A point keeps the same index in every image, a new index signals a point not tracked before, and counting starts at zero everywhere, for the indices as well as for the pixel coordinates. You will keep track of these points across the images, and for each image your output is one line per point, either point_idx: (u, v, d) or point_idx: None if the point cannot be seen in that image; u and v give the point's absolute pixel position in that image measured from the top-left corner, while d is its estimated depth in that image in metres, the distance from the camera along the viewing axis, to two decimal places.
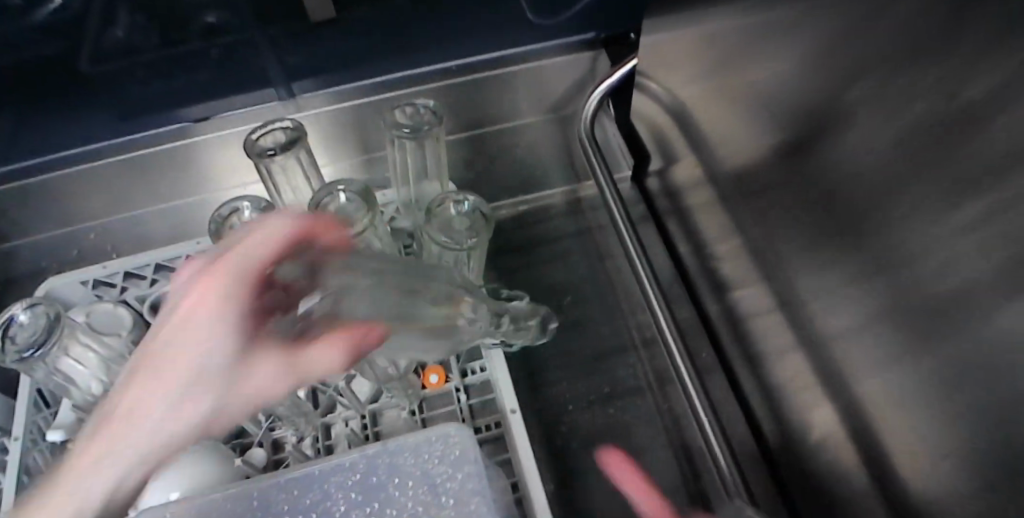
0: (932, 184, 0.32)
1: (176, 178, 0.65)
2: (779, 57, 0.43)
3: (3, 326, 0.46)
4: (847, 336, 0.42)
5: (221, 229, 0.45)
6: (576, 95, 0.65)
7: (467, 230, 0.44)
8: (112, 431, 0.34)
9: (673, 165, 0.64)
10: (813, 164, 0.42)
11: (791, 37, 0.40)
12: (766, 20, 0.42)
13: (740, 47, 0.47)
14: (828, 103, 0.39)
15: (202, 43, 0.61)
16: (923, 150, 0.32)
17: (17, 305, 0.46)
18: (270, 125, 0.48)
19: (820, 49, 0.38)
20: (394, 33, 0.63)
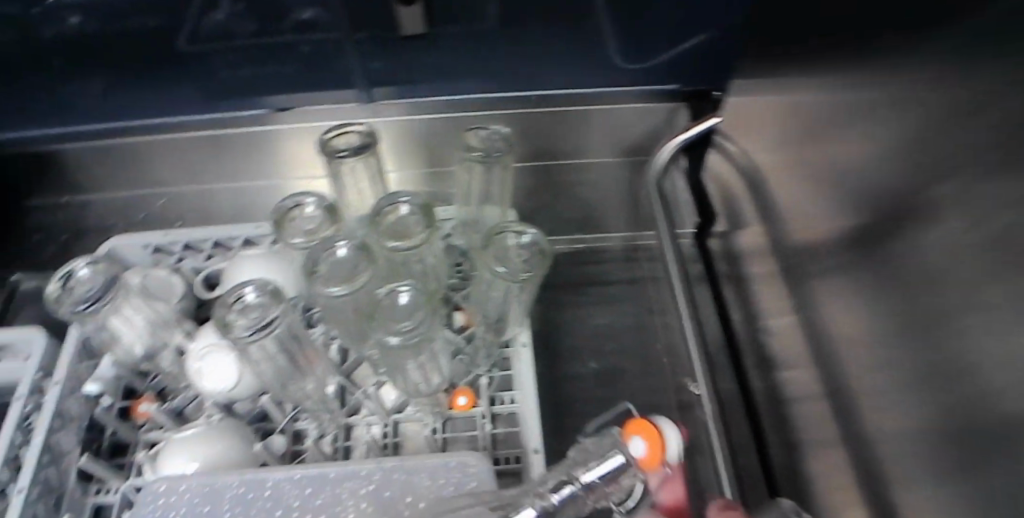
0: (1011, 297, 0.29)
1: (248, 160, 0.67)
2: (870, 136, 0.41)
3: (63, 278, 0.48)
4: (899, 441, 0.40)
5: (285, 218, 0.46)
6: (652, 142, 0.66)
7: (528, 266, 0.44)
8: None
9: (739, 230, 0.62)
10: (893, 252, 0.40)
11: (889, 118, 0.39)
12: (864, 98, 0.41)
13: (829, 122, 0.46)
14: (913, 194, 0.37)
15: (292, 36, 0.62)
16: (1008, 260, 0.30)
17: (79, 260, 0.48)
18: (347, 126, 0.49)
19: (915, 137, 0.36)
20: (479, 56, 0.64)
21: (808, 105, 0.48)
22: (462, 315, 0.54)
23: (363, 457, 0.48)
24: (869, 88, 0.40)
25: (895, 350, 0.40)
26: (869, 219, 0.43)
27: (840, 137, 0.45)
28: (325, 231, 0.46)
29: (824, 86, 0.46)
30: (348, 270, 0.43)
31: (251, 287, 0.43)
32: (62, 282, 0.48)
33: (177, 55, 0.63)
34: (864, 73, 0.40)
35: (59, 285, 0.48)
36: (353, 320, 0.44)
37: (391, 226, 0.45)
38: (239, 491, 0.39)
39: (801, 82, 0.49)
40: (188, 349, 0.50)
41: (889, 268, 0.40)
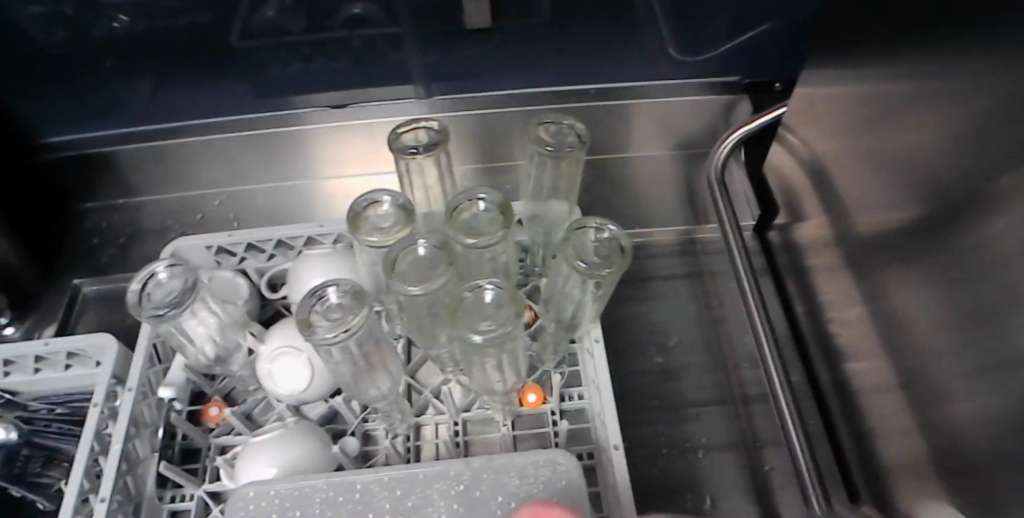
0: None
1: (303, 160, 0.67)
2: (948, 122, 0.40)
3: (144, 281, 0.46)
4: (982, 433, 0.39)
5: (359, 216, 0.45)
6: (708, 137, 0.67)
7: (610, 260, 0.42)
8: None
9: (799, 222, 0.61)
10: (970, 241, 0.39)
11: (975, 99, 0.38)
12: (947, 83, 0.40)
13: (902, 109, 0.45)
14: (999, 179, 0.36)
15: (345, 33, 0.61)
16: None
17: (160, 263, 0.46)
18: (417, 122, 0.48)
19: (1002, 119, 0.36)
20: (533, 52, 0.63)
21: (880, 92, 0.47)
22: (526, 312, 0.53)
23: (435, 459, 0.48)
24: (955, 77, 0.39)
25: (981, 339, 0.38)
26: (946, 206, 0.41)
27: (918, 124, 0.43)
28: (397, 231, 0.44)
29: (904, 75, 0.44)
30: (426, 269, 0.42)
31: (333, 287, 0.42)
32: (143, 284, 0.46)
33: (226, 52, 0.62)
34: (949, 59, 0.40)
35: (138, 288, 0.45)
36: (438, 316, 0.44)
37: (468, 223, 0.44)
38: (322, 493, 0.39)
39: (878, 67, 0.47)
40: (259, 351, 0.50)
41: (973, 259, 0.39)
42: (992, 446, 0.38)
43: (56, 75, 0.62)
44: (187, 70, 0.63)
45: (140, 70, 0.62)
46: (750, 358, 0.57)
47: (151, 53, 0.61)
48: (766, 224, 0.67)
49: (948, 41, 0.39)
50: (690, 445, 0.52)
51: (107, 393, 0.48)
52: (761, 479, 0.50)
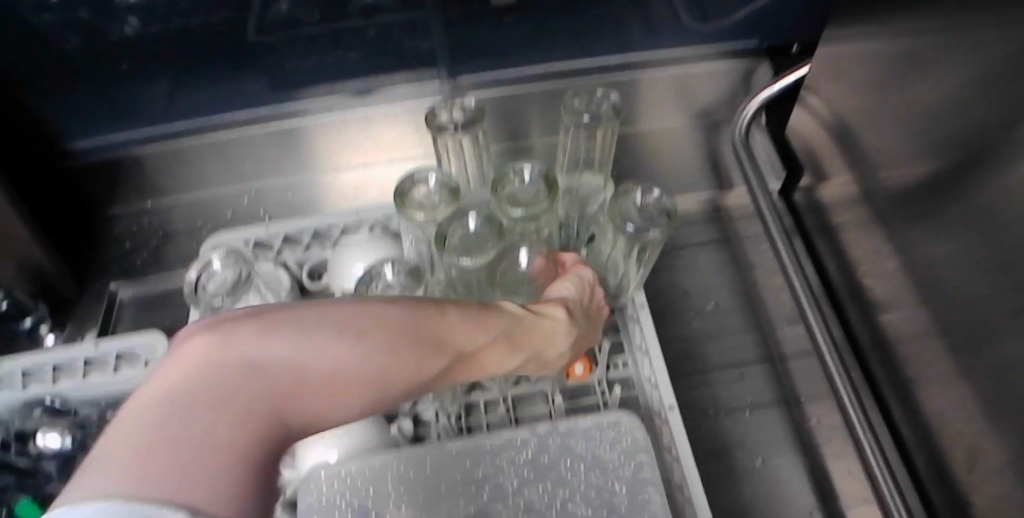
0: None
1: (327, 152, 0.68)
2: (968, 74, 0.41)
3: (201, 269, 0.50)
4: (1015, 374, 0.40)
5: (406, 195, 0.46)
6: (726, 102, 0.67)
7: (658, 223, 0.43)
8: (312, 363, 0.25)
9: (824, 182, 0.62)
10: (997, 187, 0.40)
11: (996, 49, 0.39)
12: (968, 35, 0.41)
13: (920, 64, 0.46)
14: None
15: (362, 22, 0.61)
16: None
17: (215, 253, 0.50)
18: (452, 101, 0.49)
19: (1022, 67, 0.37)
20: (550, 29, 0.63)
21: (899, 49, 0.48)
22: None
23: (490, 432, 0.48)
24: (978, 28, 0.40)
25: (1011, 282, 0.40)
26: (972, 152, 0.42)
27: (941, 74, 0.44)
28: (445, 209, 0.45)
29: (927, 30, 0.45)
30: (476, 242, 0.43)
31: (390, 264, 0.44)
32: (200, 272, 0.50)
33: (243, 49, 0.62)
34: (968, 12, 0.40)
35: (197, 277, 0.50)
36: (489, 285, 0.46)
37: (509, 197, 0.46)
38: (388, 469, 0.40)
39: (899, 23, 0.48)
40: None
41: (1000, 202, 0.40)
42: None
43: (70, 84, 0.61)
44: (203, 70, 0.63)
45: (157, 73, 0.62)
46: (787, 316, 0.58)
47: (166, 55, 0.61)
48: (791, 186, 0.67)
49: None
50: (737, 405, 0.53)
51: None
52: (807, 433, 0.51)
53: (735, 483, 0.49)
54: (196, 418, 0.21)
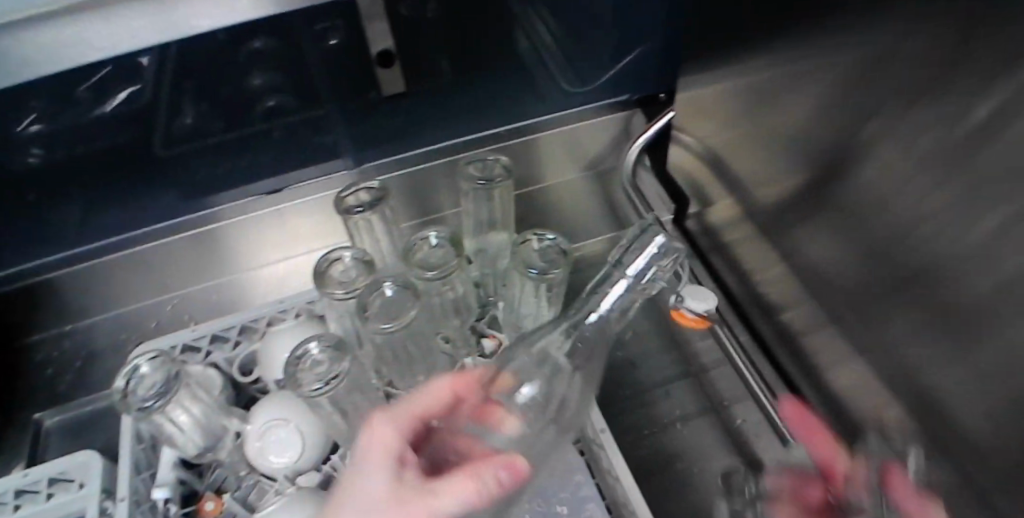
0: (953, 200, 0.36)
1: (245, 249, 0.69)
2: (812, 97, 0.48)
3: (127, 375, 0.48)
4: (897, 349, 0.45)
5: (323, 275, 0.49)
6: (612, 152, 0.74)
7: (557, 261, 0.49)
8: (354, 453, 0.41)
9: (711, 207, 0.69)
10: (845, 185, 0.46)
11: (823, 75, 0.45)
12: (800, 66, 0.48)
13: (772, 94, 0.53)
14: (850, 135, 0.44)
15: (265, 124, 0.65)
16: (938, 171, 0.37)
17: (141, 356, 0.49)
18: (357, 185, 0.52)
19: (842, 86, 0.44)
20: (444, 108, 0.68)
21: (751, 81, 0.56)
22: (491, 340, 0.55)
23: None
24: (806, 55, 0.47)
25: (877, 268, 0.45)
26: (829, 159, 0.48)
27: (790, 99, 0.51)
28: (363, 280, 0.49)
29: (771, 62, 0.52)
30: (395, 308, 0.46)
31: (315, 342, 0.45)
32: (127, 378, 0.48)
33: (152, 163, 0.64)
34: (804, 43, 0.46)
35: (123, 383, 0.48)
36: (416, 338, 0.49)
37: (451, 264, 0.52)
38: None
39: (747, 61, 0.55)
40: (246, 431, 0.51)
41: (854, 195, 0.46)
42: (906, 353, 0.44)
43: None
44: (113, 189, 0.65)
45: (66, 198, 0.64)
46: (700, 332, 0.62)
47: (74, 179, 0.62)
48: (682, 215, 0.74)
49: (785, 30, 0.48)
50: (669, 420, 0.57)
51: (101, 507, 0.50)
52: (742, 437, 0.55)
53: (676, 493, 0.52)
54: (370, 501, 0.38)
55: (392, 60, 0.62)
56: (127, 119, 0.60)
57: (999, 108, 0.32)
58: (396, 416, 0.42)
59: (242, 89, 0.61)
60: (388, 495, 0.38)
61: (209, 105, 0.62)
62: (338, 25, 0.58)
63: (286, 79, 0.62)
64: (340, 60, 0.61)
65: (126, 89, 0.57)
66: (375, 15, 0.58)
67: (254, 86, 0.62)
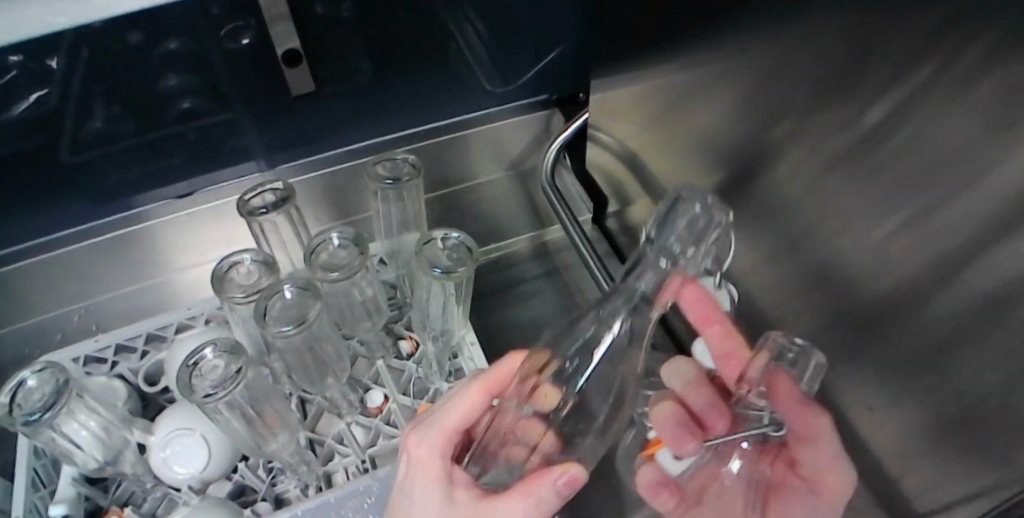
0: (843, 205, 0.37)
1: (154, 257, 0.68)
2: (722, 96, 0.48)
3: (11, 392, 0.46)
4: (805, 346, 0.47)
5: (223, 280, 0.48)
6: (533, 151, 0.75)
7: (456, 259, 0.51)
8: (408, 474, 0.40)
9: (630, 206, 0.70)
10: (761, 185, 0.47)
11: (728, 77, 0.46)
12: (708, 67, 0.49)
13: (683, 96, 0.55)
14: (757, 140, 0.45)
15: (177, 128, 0.63)
16: (827, 181, 0.37)
17: (27, 370, 0.47)
18: (260, 186, 0.52)
19: (748, 84, 0.44)
20: (363, 109, 0.68)
21: (665, 78, 0.56)
22: (408, 342, 0.58)
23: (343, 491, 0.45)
24: (710, 59, 0.48)
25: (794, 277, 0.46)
26: (740, 157, 0.49)
27: (703, 100, 0.51)
28: (264, 282, 0.48)
29: (687, 65, 0.52)
30: (297, 311, 0.46)
31: (210, 347, 0.45)
32: (12, 395, 0.46)
33: (59, 170, 0.62)
34: (704, 45, 0.48)
35: (6, 400, 0.46)
36: (325, 339, 0.49)
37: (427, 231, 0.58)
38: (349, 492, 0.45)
39: (658, 61, 0.56)
40: (149, 442, 0.50)
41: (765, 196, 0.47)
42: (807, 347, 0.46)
43: None
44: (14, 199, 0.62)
45: None
46: None
47: None
48: (601, 215, 0.76)
49: (689, 36, 0.49)
50: None
51: None
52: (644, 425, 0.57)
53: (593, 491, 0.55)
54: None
55: (299, 58, 0.61)
56: (33, 124, 0.57)
57: (885, 113, 0.32)
58: (430, 438, 0.40)
59: (153, 91, 0.59)
60: None
61: (121, 109, 0.60)
62: (250, 23, 0.57)
63: (199, 81, 0.60)
64: (251, 61, 0.60)
65: (38, 91, 0.55)
66: (279, 16, 0.57)
67: (168, 88, 0.59)
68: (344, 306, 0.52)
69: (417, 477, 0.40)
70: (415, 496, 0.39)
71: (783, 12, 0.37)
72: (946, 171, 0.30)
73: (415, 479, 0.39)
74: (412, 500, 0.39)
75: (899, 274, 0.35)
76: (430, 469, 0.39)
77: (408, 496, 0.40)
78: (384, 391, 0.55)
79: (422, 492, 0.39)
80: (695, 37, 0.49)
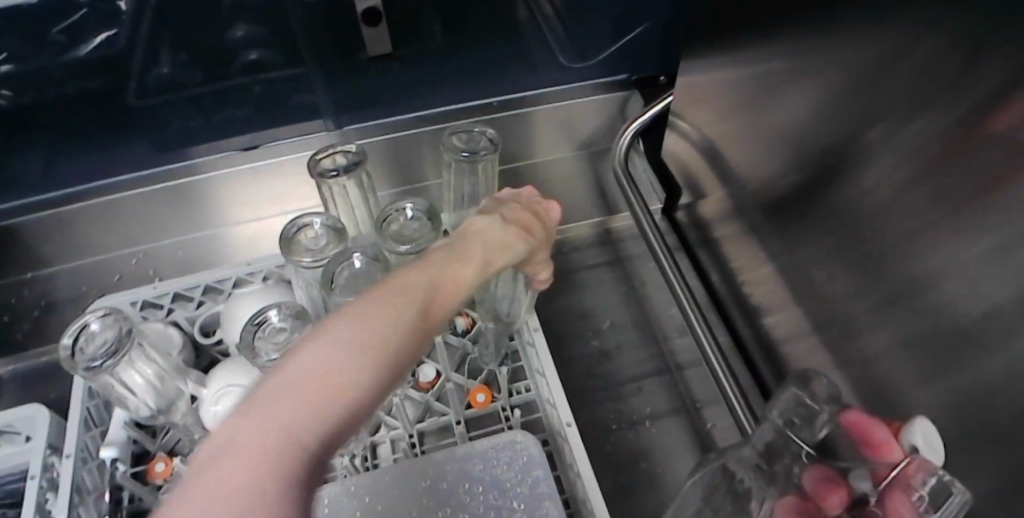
0: (953, 219, 0.34)
1: (211, 208, 0.67)
2: (807, 95, 0.46)
3: (75, 333, 0.46)
4: (873, 367, 0.44)
5: (291, 242, 0.47)
6: (607, 133, 0.72)
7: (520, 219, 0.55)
8: (336, 330, 0.27)
9: (701, 199, 0.67)
10: (840, 187, 0.44)
11: (817, 70, 0.44)
12: (796, 60, 0.46)
13: (767, 92, 0.52)
14: (840, 142, 0.43)
15: (247, 78, 0.63)
16: (925, 195, 0.36)
17: (91, 313, 0.47)
18: (333, 147, 0.50)
19: (842, 77, 0.41)
20: (430, 73, 0.65)
21: (753, 66, 0.53)
22: (464, 319, 0.56)
23: (396, 469, 0.43)
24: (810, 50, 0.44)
25: (863, 297, 0.44)
26: (824, 154, 0.45)
27: (791, 96, 0.48)
28: (331, 249, 0.47)
29: (773, 56, 0.49)
30: (365, 281, 0.44)
31: (275, 311, 0.44)
32: (75, 337, 0.46)
33: (124, 113, 0.62)
34: (787, 43, 0.47)
35: (70, 341, 0.46)
36: None
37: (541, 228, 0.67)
38: (401, 482, 0.43)
39: (747, 47, 0.53)
40: (202, 396, 0.49)
41: (841, 205, 0.44)
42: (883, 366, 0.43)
43: None
44: (77, 140, 0.62)
45: (31, 144, 0.62)
46: (677, 329, 0.64)
47: (40, 122, 0.61)
48: (672, 206, 0.73)
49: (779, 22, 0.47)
50: (637, 418, 0.58)
51: (45, 465, 0.48)
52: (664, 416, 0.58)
53: (639, 491, 0.54)
54: (319, 394, 0.24)
55: (379, 17, 0.59)
56: (97, 64, 0.59)
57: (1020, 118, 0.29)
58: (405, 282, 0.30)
59: (217, 39, 0.60)
60: (334, 367, 0.25)
61: (187, 56, 0.60)
62: None
63: (265, 30, 0.60)
64: (324, 16, 0.59)
65: (102, 33, 0.57)
66: None
67: (234, 39, 0.60)
68: None
69: (345, 329, 0.27)
70: (338, 356, 0.25)
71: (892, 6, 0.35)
72: None
73: (360, 325, 0.27)
74: (324, 358, 0.25)
75: (1000, 305, 0.32)
76: (372, 361, 0.26)
77: (340, 332, 0.26)
78: (437, 367, 0.53)
79: (342, 367, 0.25)
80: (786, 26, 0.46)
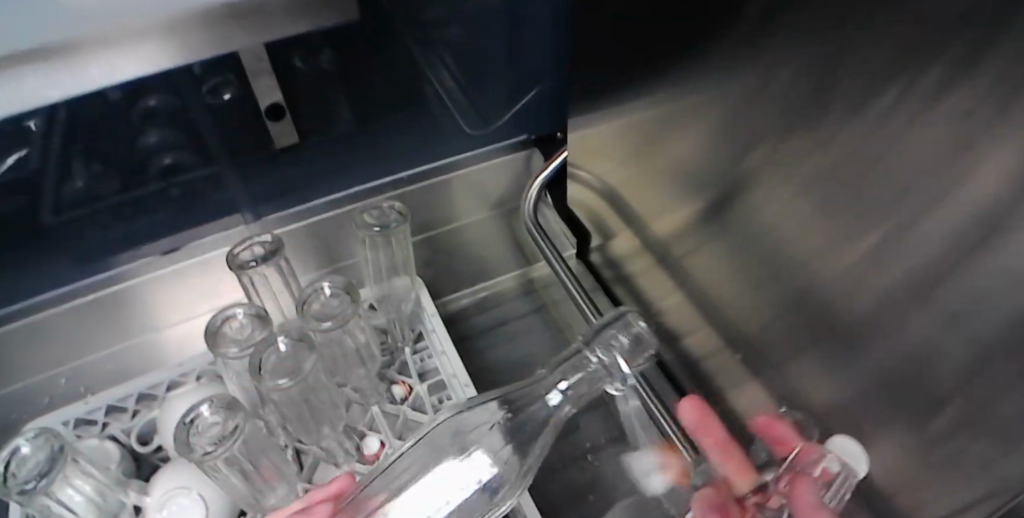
0: (813, 225, 0.39)
1: (139, 317, 0.68)
2: (683, 132, 0.52)
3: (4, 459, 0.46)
4: (780, 366, 0.49)
5: (217, 334, 0.50)
6: (515, 190, 0.78)
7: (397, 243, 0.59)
8: None
9: (611, 238, 0.72)
10: (721, 208, 0.50)
11: (695, 112, 0.48)
12: (673, 101, 0.51)
13: (650, 133, 0.57)
14: (717, 168, 0.48)
15: (163, 182, 0.63)
16: (792, 207, 0.41)
17: (21, 436, 0.46)
18: (249, 239, 0.53)
19: (709, 113, 0.47)
20: (342, 156, 0.69)
21: (641, 116, 0.58)
22: (401, 387, 0.58)
23: None
24: (684, 94, 0.49)
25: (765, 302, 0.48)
26: (707, 182, 0.50)
27: (668, 136, 0.54)
28: (257, 335, 0.49)
29: (657, 99, 0.54)
30: (291, 362, 0.47)
31: (206, 405, 0.45)
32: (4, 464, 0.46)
33: (40, 232, 0.61)
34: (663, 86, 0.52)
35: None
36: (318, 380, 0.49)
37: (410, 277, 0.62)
38: None
39: (628, 93, 0.58)
40: (147, 504, 0.49)
41: (729, 226, 0.49)
42: (786, 363, 0.48)
43: None
44: None
45: None
46: None
47: None
48: (584, 249, 0.78)
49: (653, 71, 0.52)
50: (580, 453, 0.61)
51: None
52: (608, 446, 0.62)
53: None
54: None
55: (282, 112, 0.62)
56: (9, 184, 0.57)
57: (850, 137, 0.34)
58: None
59: (134, 148, 0.59)
60: None
61: (103, 168, 0.59)
62: (230, 79, 0.57)
63: (179, 134, 0.60)
64: (233, 113, 0.60)
65: (14, 153, 0.55)
66: (260, 70, 0.58)
67: (149, 144, 0.59)
68: (337, 355, 0.53)
69: None
70: None
71: (747, 48, 0.40)
72: (914, 194, 0.31)
73: None
74: None
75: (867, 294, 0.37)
76: None
77: None
78: (380, 438, 0.55)
79: None
80: (663, 73, 0.51)
